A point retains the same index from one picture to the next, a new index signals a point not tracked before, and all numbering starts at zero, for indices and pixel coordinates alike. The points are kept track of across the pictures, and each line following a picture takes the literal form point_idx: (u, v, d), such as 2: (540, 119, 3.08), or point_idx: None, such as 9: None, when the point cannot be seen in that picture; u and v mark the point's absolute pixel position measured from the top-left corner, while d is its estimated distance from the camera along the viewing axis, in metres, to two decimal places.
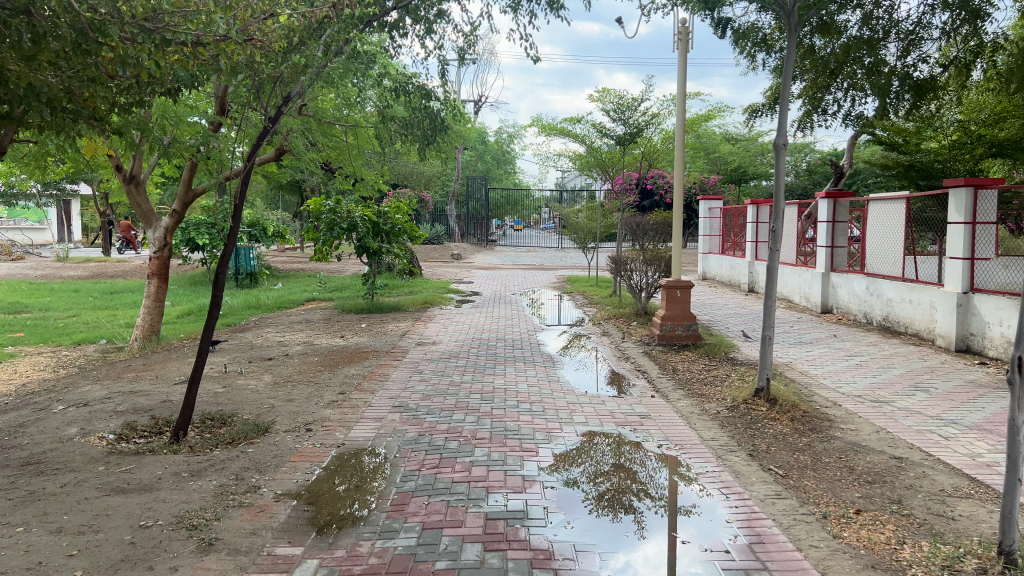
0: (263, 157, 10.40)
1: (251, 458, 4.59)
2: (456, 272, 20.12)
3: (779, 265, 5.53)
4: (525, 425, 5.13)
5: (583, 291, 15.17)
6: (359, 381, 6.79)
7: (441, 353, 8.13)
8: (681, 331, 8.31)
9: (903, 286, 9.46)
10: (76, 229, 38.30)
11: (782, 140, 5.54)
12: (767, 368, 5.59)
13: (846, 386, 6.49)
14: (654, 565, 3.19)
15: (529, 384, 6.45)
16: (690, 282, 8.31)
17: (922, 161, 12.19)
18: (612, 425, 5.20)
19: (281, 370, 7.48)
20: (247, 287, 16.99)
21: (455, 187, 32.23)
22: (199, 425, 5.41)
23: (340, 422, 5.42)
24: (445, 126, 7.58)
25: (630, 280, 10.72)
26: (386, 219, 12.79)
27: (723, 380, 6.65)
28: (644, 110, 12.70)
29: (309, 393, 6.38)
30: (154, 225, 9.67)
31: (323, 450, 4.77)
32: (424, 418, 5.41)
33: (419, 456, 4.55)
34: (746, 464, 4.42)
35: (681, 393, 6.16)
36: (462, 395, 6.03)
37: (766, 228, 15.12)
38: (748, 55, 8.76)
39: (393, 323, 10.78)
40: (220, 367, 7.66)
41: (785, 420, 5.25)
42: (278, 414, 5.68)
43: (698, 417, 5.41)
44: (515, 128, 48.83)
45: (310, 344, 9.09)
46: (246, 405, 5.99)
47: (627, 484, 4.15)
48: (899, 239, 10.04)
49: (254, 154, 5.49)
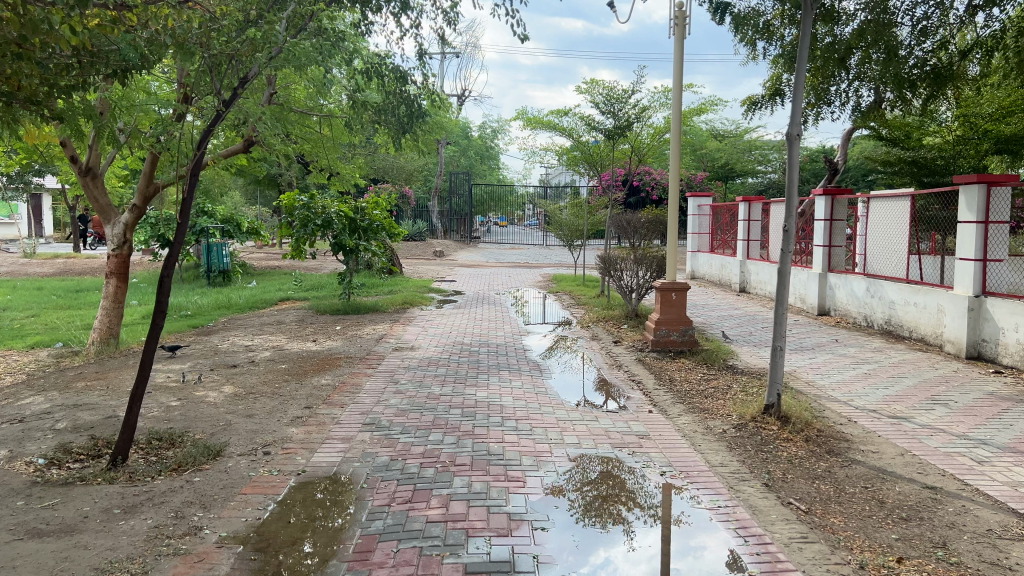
0: (231, 148, 9.77)
1: (195, 490, 3.99)
2: (438, 271, 19.56)
3: (791, 266, 5.01)
4: (511, 449, 4.56)
5: (570, 290, 14.62)
6: (329, 392, 6.21)
7: (420, 360, 7.55)
8: (676, 337, 7.79)
9: (907, 288, 9.02)
10: (48, 223, 37.19)
11: (795, 130, 5.00)
12: (778, 383, 5.06)
13: (858, 399, 5.98)
14: (634, 562, 3.22)
15: (514, 398, 5.89)
16: (685, 284, 7.79)
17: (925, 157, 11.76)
18: (607, 447, 4.65)
19: (245, 379, 6.88)
20: (220, 286, 16.26)
21: (437, 182, 31.57)
22: (143, 447, 4.80)
23: (302, 443, 4.82)
24: (423, 113, 7.01)
25: (620, 281, 10.20)
26: (364, 215, 12.20)
27: (724, 392, 6.13)
28: (634, 103, 12.17)
29: (272, 407, 5.77)
30: (113, 221, 9.01)
31: (280, 480, 4.16)
32: (396, 439, 4.82)
33: (390, 488, 3.97)
34: (762, 497, 3.88)
35: (681, 408, 5.62)
36: (441, 411, 5.46)
37: (758, 227, 14.65)
38: (748, 43, 8.28)
39: (369, 325, 10.18)
40: (178, 375, 7.04)
41: (799, 441, 4.72)
42: (235, 433, 5.08)
43: (702, 438, 4.86)
44: (499, 122, 48.31)
45: (280, 349, 8.47)
46: (200, 422, 5.39)
47: (616, 492, 3.96)
48: (903, 239, 9.56)
49: (205, 140, 4.89)
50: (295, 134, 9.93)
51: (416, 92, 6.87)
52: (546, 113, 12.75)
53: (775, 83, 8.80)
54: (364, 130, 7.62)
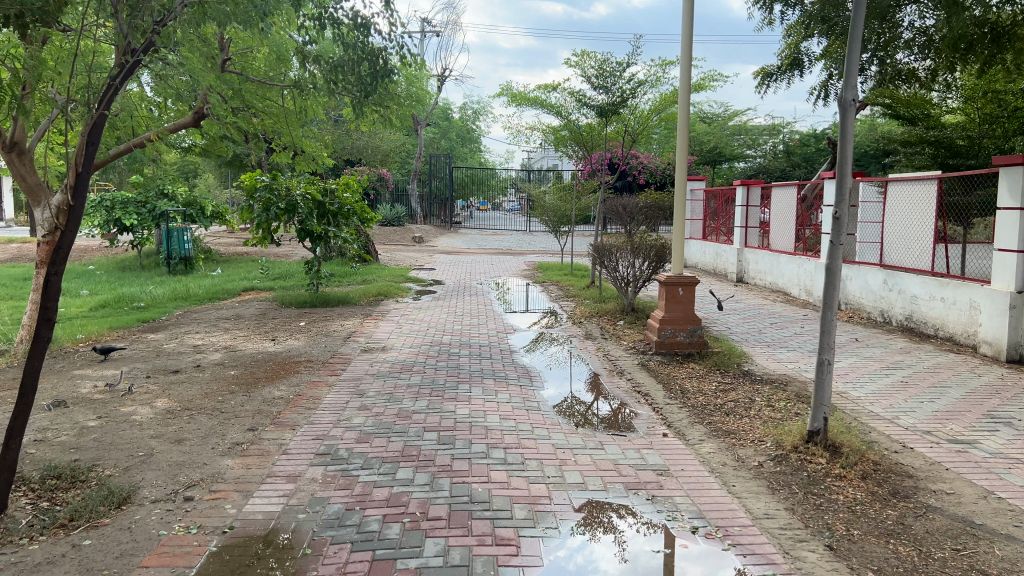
0: (178, 122, 8.72)
1: (80, 563, 2.99)
2: (417, 258, 18.51)
3: (841, 264, 4.10)
4: (499, 494, 3.60)
5: (558, 280, 13.63)
6: (280, 409, 5.21)
7: (390, 366, 6.54)
8: (684, 338, 6.85)
9: (931, 281, 8.17)
10: (8, 204, 35.55)
11: (850, 94, 4.06)
12: (823, 405, 4.13)
13: (906, 418, 5.07)
14: (609, 547, 3.11)
15: (500, 417, 4.91)
16: (694, 278, 6.89)
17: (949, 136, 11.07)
18: (620, 489, 3.70)
19: (184, 389, 5.85)
20: (180, 274, 15.08)
21: (416, 164, 30.32)
22: (32, 491, 3.77)
23: (235, 485, 3.82)
24: (389, 72, 6.05)
25: (614, 272, 9.26)
26: (333, 197, 11.09)
27: (748, 409, 5.21)
28: (629, 78, 11.21)
29: (207, 430, 4.75)
30: (44, 203, 7.89)
31: (196, 543, 3.17)
32: (355, 478, 3.85)
33: (339, 557, 3.00)
34: (830, 569, 2.95)
35: (703, 431, 4.67)
36: (412, 436, 4.50)
37: (757, 213, 13.76)
38: (764, 7, 7.33)
39: (337, 321, 9.15)
40: (106, 385, 5.97)
41: (856, 480, 3.81)
42: (154, 468, 4.06)
43: (736, 475, 3.92)
44: (481, 103, 47.04)
45: (232, 351, 7.41)
46: (116, 450, 4.36)
47: (606, 501, 3.55)
48: (926, 226, 8.69)
49: (108, 97, 3.91)
50: (256, 107, 8.89)
51: (381, 47, 5.93)
52: (532, 88, 11.72)
53: (794, 52, 7.84)
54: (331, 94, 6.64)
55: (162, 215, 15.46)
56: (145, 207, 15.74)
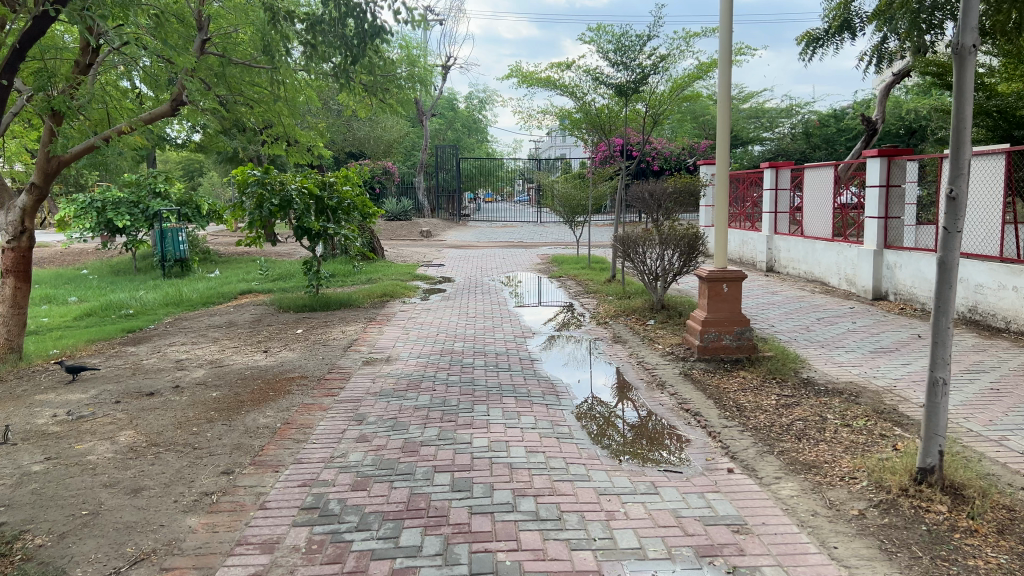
0: (156, 111, 7.58)
1: None
2: (424, 254, 17.66)
3: (959, 259, 3.21)
4: (532, 570, 2.76)
5: (576, 274, 12.75)
6: (265, 444, 4.37)
7: (395, 382, 5.69)
8: (729, 342, 5.99)
9: (1000, 268, 7.25)
10: None
11: (967, 41, 3.18)
12: (937, 435, 3.26)
13: (1018, 438, 4.16)
14: None
15: (527, 449, 4.06)
16: (740, 273, 6.04)
17: (1011, 105, 10.33)
18: (689, 557, 2.85)
19: (155, 417, 5.02)
20: (176, 277, 14.27)
21: (421, 156, 29.38)
22: None
23: (194, 559, 2.99)
24: (381, 32, 5.36)
25: (642, 265, 8.40)
26: (332, 191, 10.22)
27: (823, 431, 4.34)
28: (650, 52, 10.28)
29: (174, 474, 3.92)
30: (6, 206, 6.99)
31: None
32: (346, 546, 3.01)
33: None
34: None
35: (777, 465, 3.81)
36: (420, 480, 3.65)
37: (787, 196, 12.79)
38: None
39: (338, 327, 8.31)
40: (67, 414, 5.15)
41: (995, 537, 2.93)
42: (99, 534, 3.23)
43: (833, 531, 3.06)
44: (486, 92, 45.95)
45: (218, 366, 6.59)
46: (57, 507, 3.52)
47: (670, 570, 2.75)
48: (990, 205, 7.78)
49: None
50: (243, 92, 8.03)
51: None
52: (544, 68, 10.80)
53: (845, 12, 7.13)
54: (323, 64, 5.82)
55: (155, 215, 14.69)
56: (137, 206, 14.98)
